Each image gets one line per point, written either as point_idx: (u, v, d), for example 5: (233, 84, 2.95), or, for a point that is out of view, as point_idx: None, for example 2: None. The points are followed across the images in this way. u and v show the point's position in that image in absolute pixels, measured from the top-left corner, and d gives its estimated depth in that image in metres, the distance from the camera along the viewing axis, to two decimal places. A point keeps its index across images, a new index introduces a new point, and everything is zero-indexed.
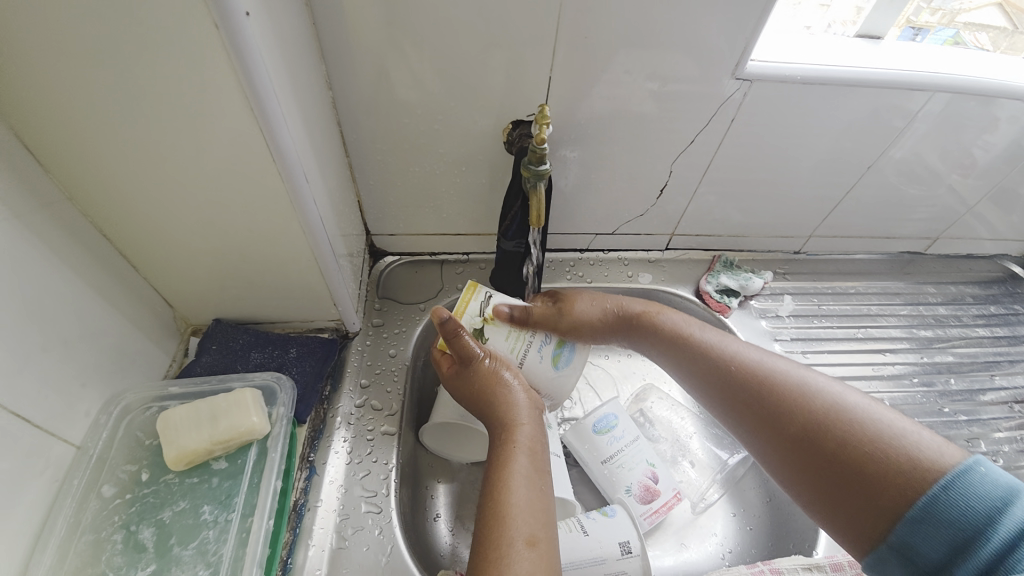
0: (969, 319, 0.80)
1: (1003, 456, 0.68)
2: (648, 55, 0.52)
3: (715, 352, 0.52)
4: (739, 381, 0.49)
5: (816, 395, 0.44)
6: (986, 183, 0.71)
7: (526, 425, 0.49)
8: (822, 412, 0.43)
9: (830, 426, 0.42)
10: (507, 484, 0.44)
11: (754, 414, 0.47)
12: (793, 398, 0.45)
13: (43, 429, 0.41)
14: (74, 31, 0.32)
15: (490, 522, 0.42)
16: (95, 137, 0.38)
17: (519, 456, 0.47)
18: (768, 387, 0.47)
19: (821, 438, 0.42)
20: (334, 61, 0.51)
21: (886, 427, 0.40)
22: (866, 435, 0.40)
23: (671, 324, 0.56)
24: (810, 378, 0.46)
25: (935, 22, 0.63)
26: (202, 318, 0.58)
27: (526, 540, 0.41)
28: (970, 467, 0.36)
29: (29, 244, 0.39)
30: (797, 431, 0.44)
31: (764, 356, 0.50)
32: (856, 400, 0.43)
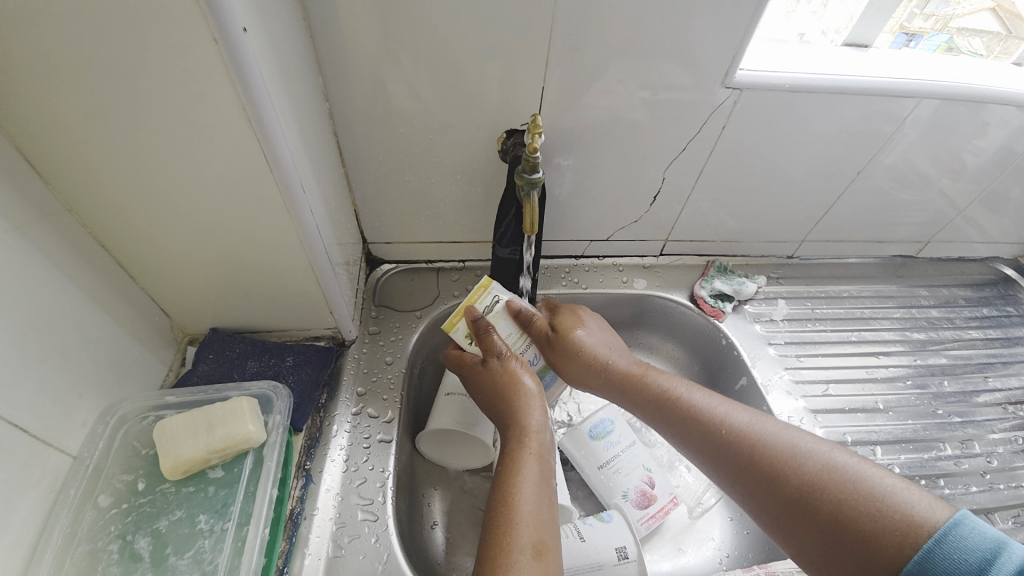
0: (962, 321, 0.81)
1: (998, 457, 0.68)
2: (640, 64, 0.53)
3: (704, 414, 0.51)
4: (729, 443, 0.48)
5: (806, 457, 0.44)
6: (976, 187, 0.72)
7: (538, 432, 0.50)
8: (815, 475, 0.43)
9: (821, 488, 0.42)
10: (518, 491, 0.45)
11: (747, 477, 0.46)
12: (784, 460, 0.45)
13: (40, 439, 0.41)
14: (76, 48, 0.33)
15: (499, 528, 0.43)
16: (95, 151, 0.39)
17: (529, 463, 0.47)
18: (758, 447, 0.46)
19: (815, 500, 0.42)
20: (330, 73, 0.52)
21: (878, 488, 0.40)
22: (859, 498, 0.40)
23: (657, 383, 0.55)
24: (799, 438, 0.46)
25: (928, 27, 0.63)
26: (199, 327, 0.58)
27: (532, 550, 0.41)
28: (958, 521, 0.36)
29: (27, 255, 0.40)
30: (792, 494, 0.43)
31: (750, 417, 0.49)
32: (845, 459, 0.43)
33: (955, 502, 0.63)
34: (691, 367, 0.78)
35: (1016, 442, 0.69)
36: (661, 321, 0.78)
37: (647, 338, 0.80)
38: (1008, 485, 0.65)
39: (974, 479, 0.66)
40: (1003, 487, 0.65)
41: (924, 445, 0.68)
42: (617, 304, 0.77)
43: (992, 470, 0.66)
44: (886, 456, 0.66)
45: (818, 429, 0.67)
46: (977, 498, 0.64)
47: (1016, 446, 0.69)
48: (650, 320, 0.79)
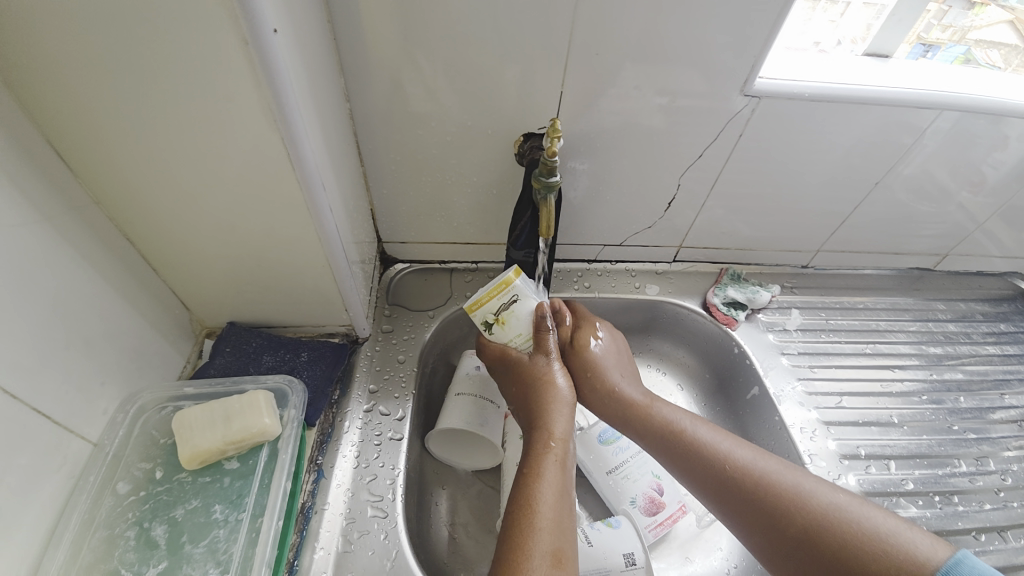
0: (979, 337, 0.80)
1: (1014, 476, 0.67)
2: (658, 70, 0.53)
3: (709, 449, 0.51)
4: (735, 480, 0.48)
5: (809, 496, 0.46)
6: (995, 200, 0.71)
7: (562, 438, 0.51)
8: (820, 516, 0.44)
9: (828, 527, 0.44)
10: (540, 496, 0.45)
11: (754, 516, 0.47)
12: (788, 499, 0.46)
13: (62, 426, 0.42)
14: (113, 45, 0.34)
15: (520, 532, 0.43)
16: (127, 147, 0.40)
17: (551, 469, 0.48)
18: (765, 486, 0.47)
19: (823, 540, 0.43)
20: (352, 74, 0.53)
21: (878, 530, 0.42)
22: (864, 539, 0.42)
23: (661, 415, 0.54)
24: (800, 479, 0.47)
25: (946, 39, 0.63)
26: (217, 321, 0.59)
27: (551, 557, 0.41)
28: (959, 560, 0.39)
29: (57, 246, 0.41)
30: (799, 533, 0.44)
31: (749, 451, 0.50)
32: (844, 500, 0.45)
33: (968, 519, 0.62)
34: (702, 374, 0.77)
35: None
36: (673, 327, 0.78)
37: (658, 344, 0.79)
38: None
39: (988, 497, 0.64)
40: (1018, 505, 0.64)
41: (938, 461, 0.67)
42: (629, 310, 0.77)
43: (1007, 488, 0.65)
44: (899, 471, 0.65)
45: (830, 441, 0.66)
46: (990, 516, 0.63)
47: None
48: (661, 327, 0.78)
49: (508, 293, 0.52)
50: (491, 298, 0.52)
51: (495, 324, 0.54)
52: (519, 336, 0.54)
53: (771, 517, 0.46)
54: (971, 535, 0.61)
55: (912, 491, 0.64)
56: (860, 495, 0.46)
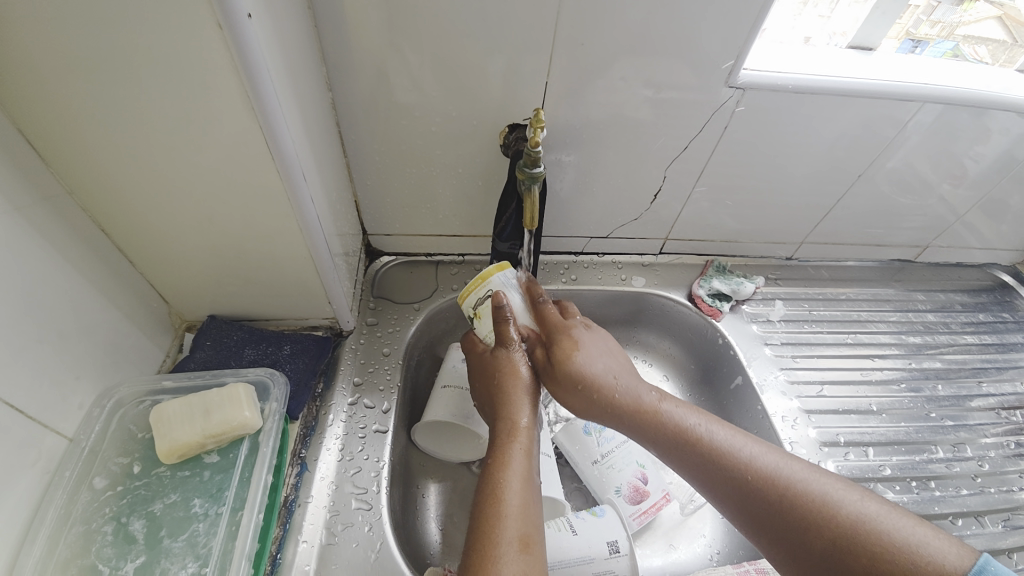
0: (958, 326, 0.81)
1: (989, 461, 0.68)
2: (644, 61, 0.53)
3: (725, 455, 0.47)
4: (756, 491, 0.44)
5: (838, 507, 0.41)
6: (976, 193, 0.72)
7: (527, 427, 0.51)
8: (849, 529, 0.40)
9: (858, 542, 0.39)
10: (506, 485, 0.46)
11: (778, 529, 0.43)
12: (814, 511, 0.42)
13: (36, 421, 0.41)
14: (79, 29, 0.33)
15: (486, 521, 0.43)
16: (97, 135, 0.39)
17: (517, 457, 0.48)
18: (789, 498, 0.43)
19: (852, 555, 0.39)
20: (334, 63, 0.52)
21: (912, 544, 0.38)
22: (898, 556, 0.38)
23: (671, 417, 0.50)
24: (829, 489, 0.43)
25: (934, 34, 0.63)
26: (197, 314, 0.58)
27: (517, 543, 0.42)
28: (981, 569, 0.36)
29: (28, 237, 0.40)
30: (826, 549, 0.40)
31: (770, 455, 0.46)
32: (880, 513, 0.40)
33: (945, 504, 0.64)
34: (687, 365, 0.78)
35: (1008, 447, 0.70)
36: (659, 319, 0.78)
37: (644, 336, 0.80)
38: (998, 489, 0.66)
39: (965, 482, 0.66)
40: (993, 490, 0.66)
41: (916, 447, 0.68)
42: (615, 302, 0.77)
43: (983, 474, 0.67)
44: (878, 457, 0.67)
45: (811, 429, 0.67)
46: (967, 501, 0.64)
47: (1008, 450, 0.69)
48: (647, 319, 0.79)
49: (485, 287, 0.55)
50: (471, 290, 0.56)
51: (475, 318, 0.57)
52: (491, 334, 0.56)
53: (793, 530, 0.42)
54: (948, 520, 0.63)
55: (890, 477, 0.65)
56: (899, 506, 0.41)
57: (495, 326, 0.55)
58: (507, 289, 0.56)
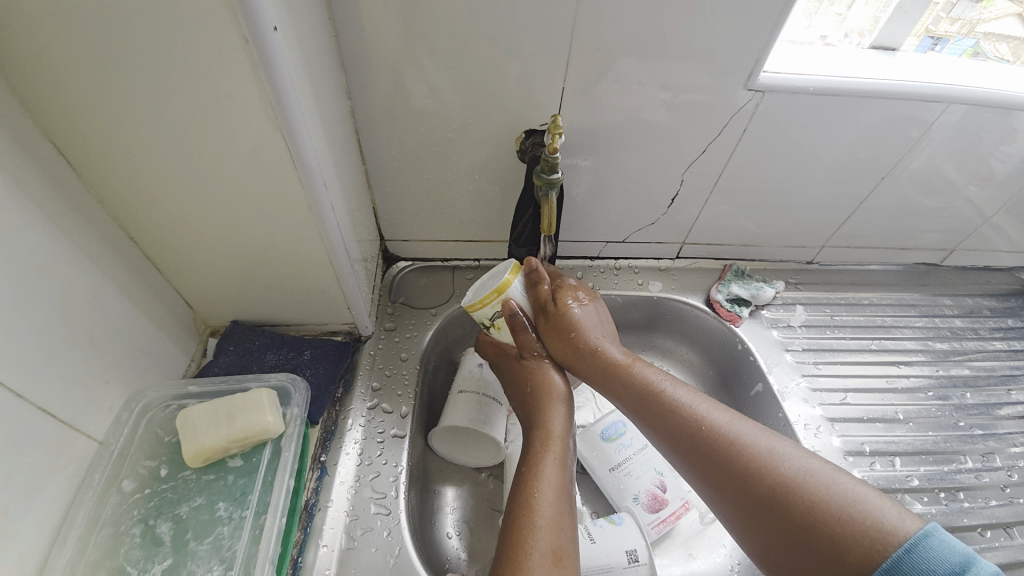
0: (986, 332, 0.79)
1: (1021, 472, 0.66)
2: (660, 64, 0.53)
3: (683, 410, 0.48)
4: (707, 442, 0.46)
5: (782, 459, 0.43)
6: (1004, 194, 0.70)
7: (559, 438, 0.51)
8: (788, 479, 0.41)
9: (796, 491, 0.40)
10: (539, 495, 0.46)
11: (720, 474, 0.44)
12: (757, 460, 0.43)
13: (67, 424, 0.42)
14: (112, 44, 0.34)
15: (519, 531, 0.43)
16: (126, 144, 0.40)
17: (550, 467, 0.48)
18: (735, 447, 0.44)
19: (787, 501, 0.40)
20: (353, 72, 0.53)
21: (847, 493, 0.39)
22: (830, 502, 0.39)
23: (641, 374, 0.52)
24: (776, 444, 0.44)
25: (955, 32, 0.62)
26: (220, 320, 0.60)
27: (550, 556, 0.42)
28: (928, 533, 0.35)
29: (59, 246, 0.41)
30: (761, 494, 0.42)
31: (729, 413, 0.48)
32: (822, 468, 0.42)
33: (974, 516, 0.62)
34: (704, 371, 0.77)
35: None
36: (676, 324, 0.77)
37: (661, 341, 0.79)
38: None
39: (994, 493, 0.64)
40: None
41: (944, 458, 0.66)
42: (632, 307, 0.77)
43: (1013, 484, 0.65)
44: (904, 468, 0.65)
45: (834, 438, 0.66)
46: (996, 512, 0.62)
47: None
48: (664, 324, 0.78)
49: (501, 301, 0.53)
50: (484, 305, 0.53)
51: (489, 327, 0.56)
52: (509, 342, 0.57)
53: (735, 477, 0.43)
54: (976, 532, 0.61)
55: (917, 488, 0.63)
56: (844, 468, 0.42)
57: (516, 334, 0.56)
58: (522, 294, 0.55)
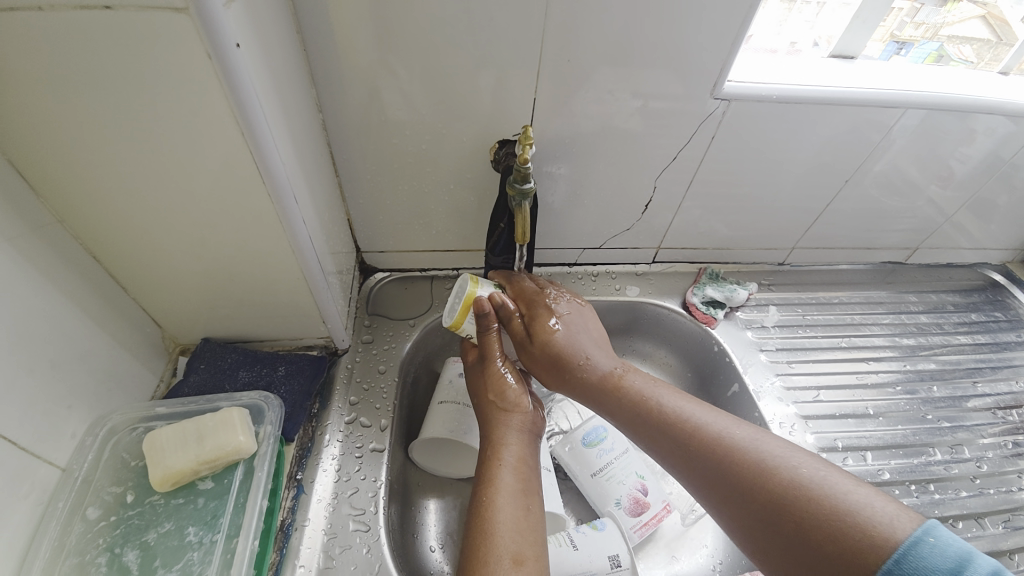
0: (951, 327, 0.82)
1: (988, 462, 0.68)
2: (629, 74, 0.54)
3: (676, 421, 0.49)
4: (702, 455, 0.46)
5: (773, 468, 0.42)
6: (964, 193, 0.73)
7: (513, 444, 0.51)
8: (780, 488, 0.41)
9: (789, 501, 0.40)
10: (494, 503, 0.45)
11: (719, 488, 0.44)
12: (747, 472, 0.43)
13: (28, 452, 0.41)
14: (65, 60, 0.33)
15: (476, 541, 0.43)
16: (85, 163, 0.39)
17: (504, 472, 0.48)
18: (728, 458, 0.44)
19: (782, 511, 0.40)
20: (323, 84, 0.52)
21: (839, 498, 0.39)
22: (823, 510, 0.38)
23: (633, 389, 0.53)
24: (767, 450, 0.44)
25: (918, 36, 0.64)
26: (191, 337, 0.58)
27: (512, 558, 0.42)
28: (920, 539, 0.34)
29: (17, 267, 0.39)
30: (758, 505, 0.41)
31: (721, 422, 0.48)
32: (813, 472, 0.41)
33: (945, 507, 0.64)
34: (683, 374, 0.78)
35: (1005, 447, 0.70)
36: (653, 328, 0.78)
37: (639, 345, 0.80)
38: (998, 490, 0.66)
39: (964, 484, 0.66)
40: (993, 491, 0.66)
41: (914, 450, 0.68)
42: (609, 312, 0.77)
43: (982, 475, 0.67)
44: (876, 462, 0.66)
45: (808, 435, 0.68)
46: (967, 503, 0.64)
47: (1006, 451, 0.69)
48: (642, 327, 0.79)
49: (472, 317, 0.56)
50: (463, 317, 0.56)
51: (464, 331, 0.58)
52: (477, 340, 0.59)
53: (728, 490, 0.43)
54: (949, 523, 0.63)
55: (889, 481, 0.65)
56: (839, 468, 0.42)
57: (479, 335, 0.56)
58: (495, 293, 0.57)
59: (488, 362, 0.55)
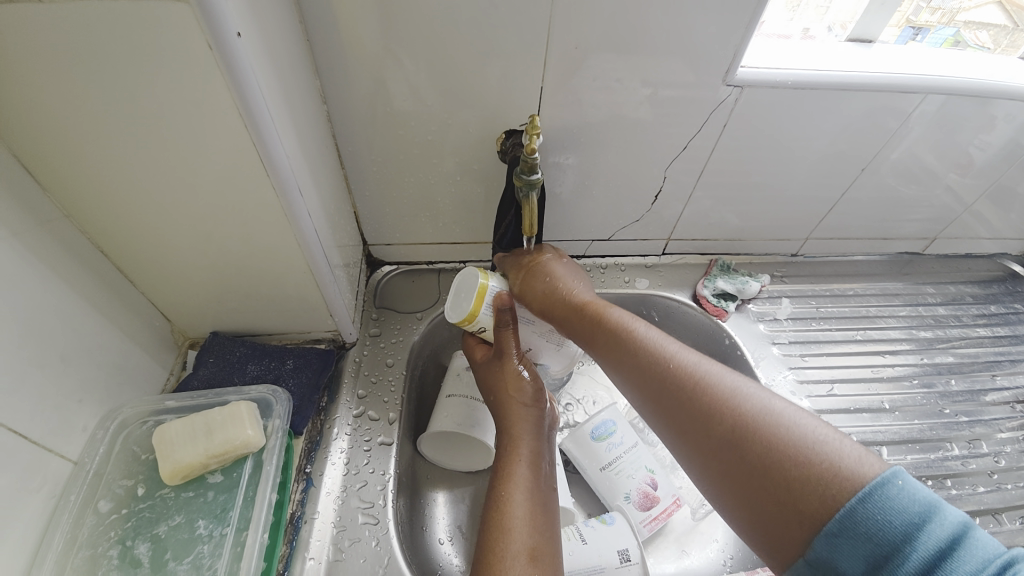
0: (969, 319, 0.80)
1: (1006, 457, 0.67)
2: (639, 60, 0.52)
3: (652, 351, 0.48)
4: (674, 384, 0.45)
5: (744, 399, 0.41)
6: (984, 182, 0.71)
7: (529, 438, 0.51)
8: (748, 418, 0.40)
9: (755, 430, 0.39)
10: (510, 497, 0.45)
11: (685, 414, 0.43)
12: (711, 402, 0.42)
13: (40, 445, 0.41)
14: (67, 52, 0.33)
15: (492, 535, 0.43)
16: (90, 155, 0.39)
17: (521, 467, 0.48)
18: (700, 386, 0.43)
19: (746, 439, 0.39)
20: (327, 75, 0.52)
21: (806, 433, 0.38)
22: (787, 441, 0.38)
23: (614, 320, 0.52)
24: (742, 384, 0.43)
25: (935, 21, 0.62)
26: (199, 331, 0.58)
27: (527, 554, 0.41)
28: (887, 480, 0.33)
29: (24, 262, 0.39)
30: (715, 437, 0.40)
31: (695, 358, 0.46)
32: (785, 408, 0.40)
33: (962, 502, 0.63)
34: None
35: None
36: (663, 320, 0.77)
37: None
38: (1016, 486, 0.64)
39: (982, 480, 0.65)
40: (1011, 487, 0.64)
41: (931, 445, 0.67)
42: (619, 304, 0.76)
43: (1000, 470, 0.66)
44: (891, 457, 0.65)
45: None
46: (985, 498, 0.63)
47: None
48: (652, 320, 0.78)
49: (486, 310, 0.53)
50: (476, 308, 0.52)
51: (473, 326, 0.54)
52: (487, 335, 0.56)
53: (687, 419, 0.43)
54: None
55: None
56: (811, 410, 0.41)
57: (494, 330, 0.54)
58: (504, 288, 0.55)
59: (502, 360, 0.53)
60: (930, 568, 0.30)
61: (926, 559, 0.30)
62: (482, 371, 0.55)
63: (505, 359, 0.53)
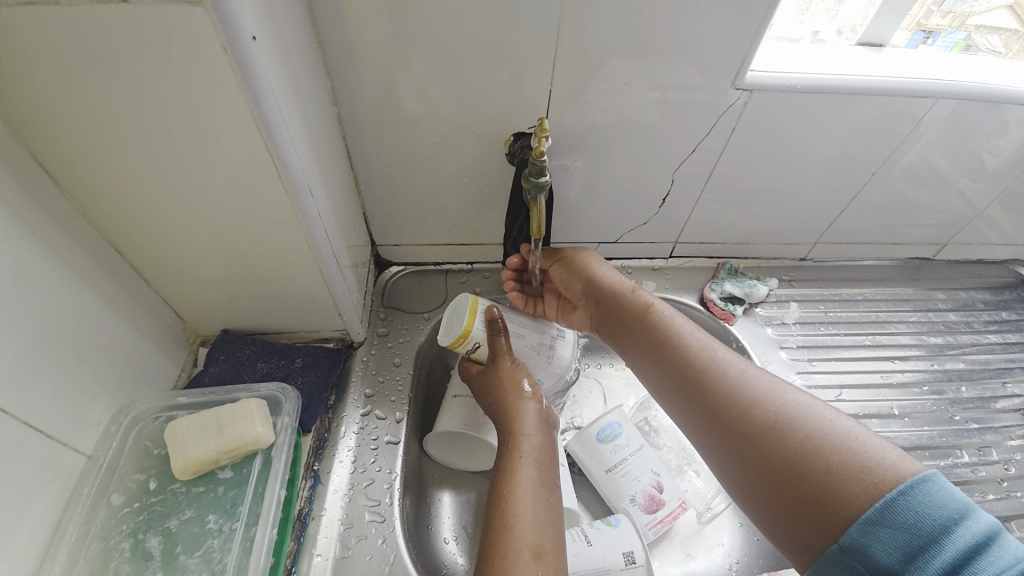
0: (980, 325, 0.79)
1: (1017, 465, 0.66)
2: (648, 64, 0.53)
3: (692, 343, 0.49)
4: (713, 374, 0.45)
5: (784, 393, 0.42)
6: (995, 187, 0.70)
7: (532, 435, 0.51)
8: (788, 410, 0.41)
9: (795, 421, 0.40)
10: (514, 494, 0.45)
11: (723, 403, 0.43)
12: (752, 393, 0.43)
13: (54, 439, 0.42)
14: (87, 55, 0.33)
15: (496, 532, 0.43)
16: (106, 155, 0.40)
17: (525, 465, 0.48)
18: (739, 377, 0.44)
19: (786, 429, 0.39)
20: (339, 77, 0.52)
21: (846, 429, 0.38)
22: (829, 433, 0.38)
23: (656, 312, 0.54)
24: (781, 382, 0.44)
25: (946, 24, 0.62)
26: (210, 329, 0.59)
27: (531, 552, 0.41)
28: (930, 477, 0.33)
29: (41, 259, 0.40)
30: (753, 425, 0.41)
31: (734, 355, 0.48)
32: (824, 406, 0.41)
33: None
34: None
35: None
36: None
37: None
38: None
39: (991, 487, 0.64)
40: (1022, 495, 0.64)
41: (940, 452, 0.66)
42: None
43: (1010, 478, 0.65)
44: None
45: None
46: (995, 506, 0.62)
47: None
48: None
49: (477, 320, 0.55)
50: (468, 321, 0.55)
51: (467, 343, 0.55)
52: (481, 351, 0.56)
53: (724, 405, 0.43)
54: None
55: None
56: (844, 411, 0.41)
57: (488, 342, 0.55)
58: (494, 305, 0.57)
59: (498, 366, 0.54)
60: (967, 559, 0.29)
61: (964, 551, 0.29)
62: (477, 381, 0.56)
63: (501, 365, 0.54)
